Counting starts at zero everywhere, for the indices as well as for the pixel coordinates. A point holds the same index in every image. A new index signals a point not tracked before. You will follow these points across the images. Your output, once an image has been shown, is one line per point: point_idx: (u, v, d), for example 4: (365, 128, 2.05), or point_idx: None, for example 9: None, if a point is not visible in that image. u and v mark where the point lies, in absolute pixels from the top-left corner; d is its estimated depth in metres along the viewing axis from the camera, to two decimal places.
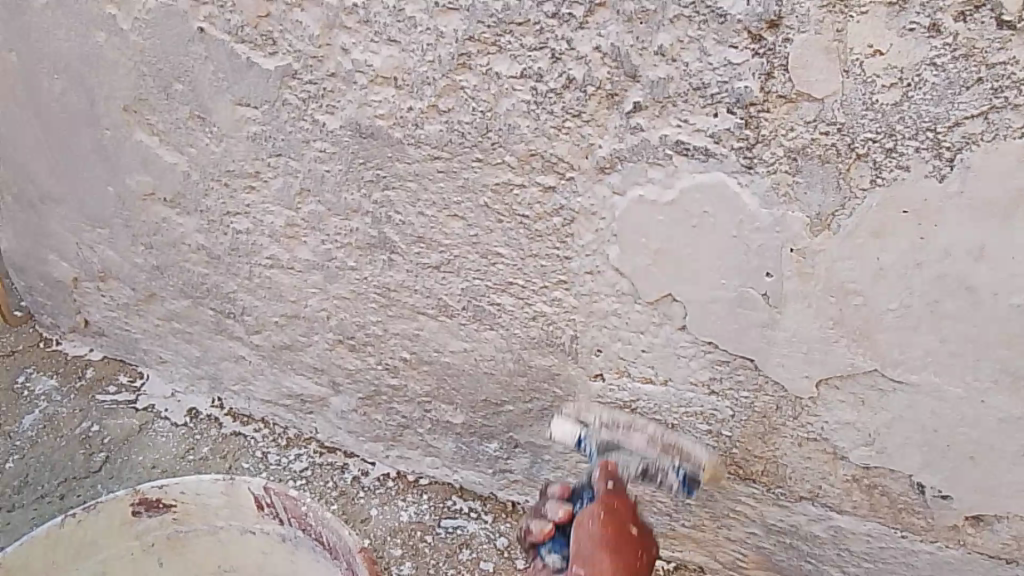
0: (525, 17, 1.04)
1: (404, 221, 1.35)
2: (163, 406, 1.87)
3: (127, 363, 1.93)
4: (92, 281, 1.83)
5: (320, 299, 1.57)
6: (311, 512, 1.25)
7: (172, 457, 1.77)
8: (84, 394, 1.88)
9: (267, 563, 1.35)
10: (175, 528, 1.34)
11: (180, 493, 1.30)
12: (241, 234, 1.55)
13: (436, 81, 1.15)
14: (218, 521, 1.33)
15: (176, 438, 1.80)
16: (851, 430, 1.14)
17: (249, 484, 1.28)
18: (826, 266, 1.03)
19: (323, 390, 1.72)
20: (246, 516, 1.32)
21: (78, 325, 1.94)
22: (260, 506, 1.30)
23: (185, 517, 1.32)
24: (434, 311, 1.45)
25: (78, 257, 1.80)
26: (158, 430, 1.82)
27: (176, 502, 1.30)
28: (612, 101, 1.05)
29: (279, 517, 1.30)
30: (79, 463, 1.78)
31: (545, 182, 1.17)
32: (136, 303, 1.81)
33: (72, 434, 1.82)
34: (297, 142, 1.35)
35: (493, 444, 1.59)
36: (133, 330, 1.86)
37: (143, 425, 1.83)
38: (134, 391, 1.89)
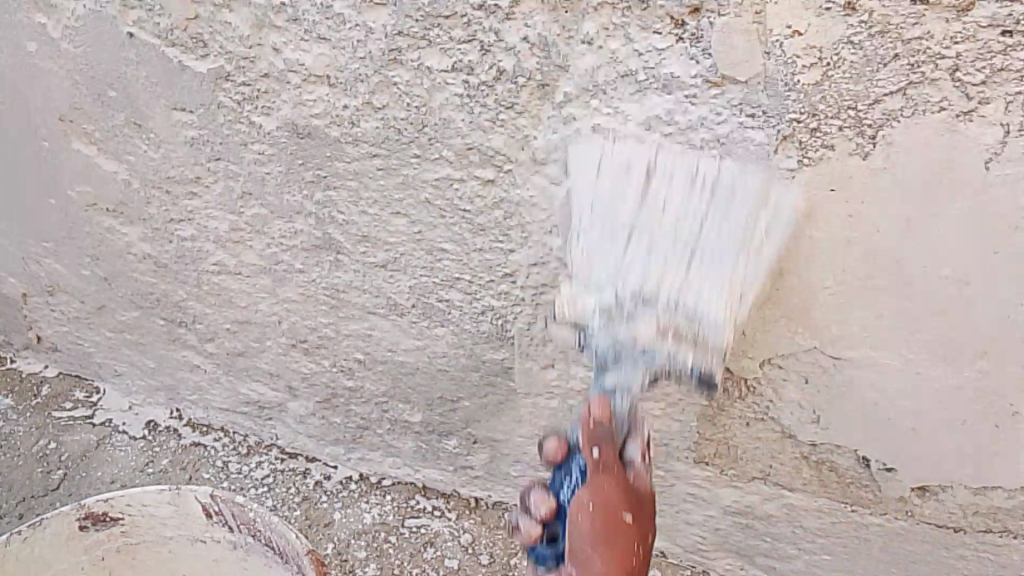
0: (451, 10, 1.04)
1: (348, 220, 1.34)
2: (120, 420, 1.83)
3: (83, 378, 1.89)
4: (40, 297, 1.80)
5: (271, 304, 1.56)
6: (259, 514, 1.25)
7: (132, 471, 1.74)
8: (38, 412, 1.84)
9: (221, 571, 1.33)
10: (124, 541, 1.33)
11: (126, 505, 1.29)
12: (186, 241, 1.54)
13: (369, 78, 1.15)
14: (167, 530, 1.32)
15: (136, 451, 1.77)
16: (796, 409, 1.16)
17: (196, 493, 1.28)
18: None
19: (280, 395, 1.70)
20: (195, 526, 1.31)
21: (30, 342, 1.90)
22: (207, 514, 1.29)
23: (134, 528, 1.31)
24: (384, 310, 1.44)
25: (24, 273, 1.77)
26: (116, 444, 1.79)
27: (122, 514, 1.30)
28: (543, 91, 1.05)
29: (229, 524, 1.29)
30: (37, 481, 1.73)
31: (484, 176, 1.17)
32: (86, 316, 1.78)
33: (29, 451, 1.77)
34: (234, 144, 1.33)
35: (453, 441, 1.59)
36: (85, 342, 1.82)
37: (101, 440, 1.79)
38: (91, 407, 1.85)
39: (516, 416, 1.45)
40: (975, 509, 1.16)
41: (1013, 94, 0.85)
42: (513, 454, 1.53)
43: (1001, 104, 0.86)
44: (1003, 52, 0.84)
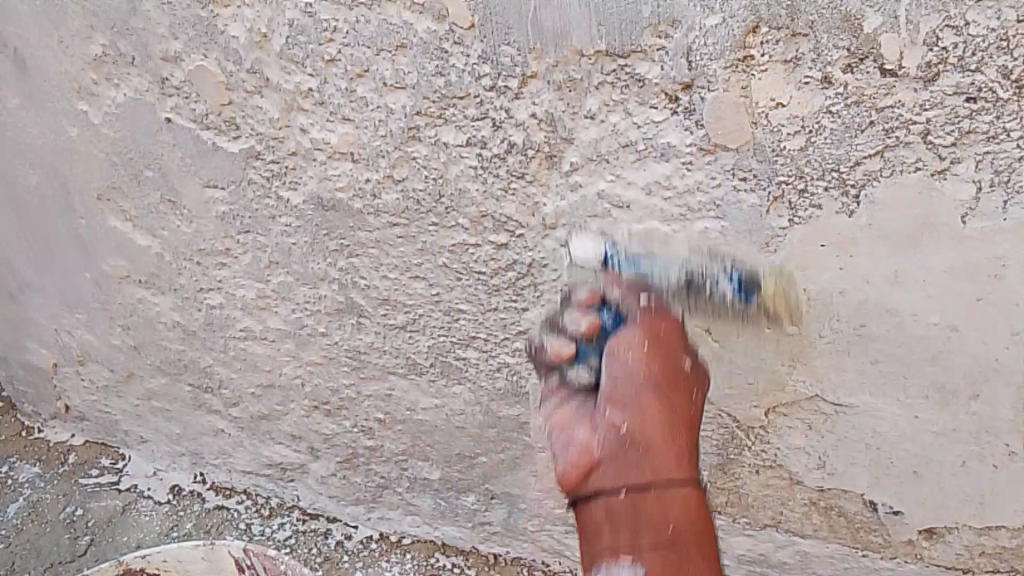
0: (466, 91, 1.13)
1: (368, 285, 1.42)
2: (145, 485, 1.89)
3: (109, 445, 1.95)
4: (71, 366, 1.87)
5: (294, 367, 1.63)
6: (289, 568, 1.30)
7: (156, 535, 1.79)
8: (66, 480, 1.90)
9: None
10: None
11: (163, 561, 1.34)
12: (214, 309, 1.62)
13: (389, 153, 1.24)
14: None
15: (160, 516, 1.83)
16: (802, 455, 1.20)
17: (229, 547, 1.34)
18: (759, 300, 1.10)
19: (302, 457, 1.76)
20: None
21: (59, 411, 1.96)
22: (239, 568, 1.35)
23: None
24: (404, 369, 1.50)
25: (56, 343, 1.85)
26: (141, 509, 1.84)
27: (158, 570, 1.34)
28: (551, 161, 1.14)
29: None
30: (64, 547, 1.78)
31: (498, 240, 1.25)
32: (115, 384, 1.84)
33: (56, 518, 1.83)
34: (262, 217, 1.43)
35: (471, 497, 1.63)
36: (114, 410, 1.89)
37: (126, 505, 1.85)
38: (117, 473, 1.91)
39: (531, 469, 1.50)
40: (981, 550, 1.19)
41: (982, 153, 0.93)
42: (530, 509, 1.57)
43: (972, 163, 0.93)
44: (968, 115, 0.91)
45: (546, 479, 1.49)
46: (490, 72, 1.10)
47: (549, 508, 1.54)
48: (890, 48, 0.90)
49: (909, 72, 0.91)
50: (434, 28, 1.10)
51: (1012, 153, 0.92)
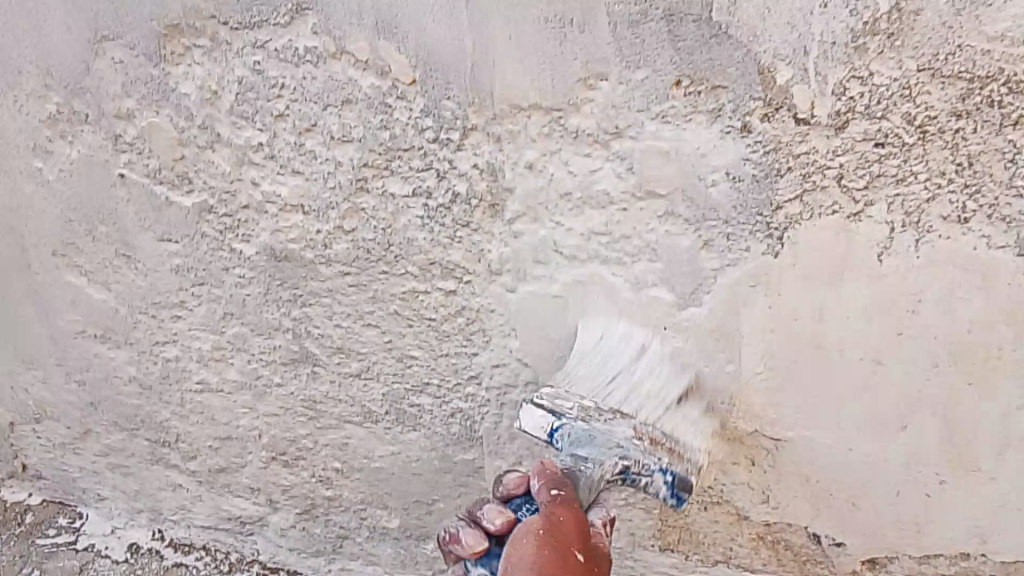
0: (411, 144, 1.17)
1: (322, 334, 1.44)
2: (102, 544, 1.86)
3: (66, 504, 1.91)
4: (27, 424, 1.83)
5: (252, 418, 1.64)
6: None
7: None
8: (22, 539, 1.87)
9: None
10: None
11: None
12: (171, 361, 1.63)
13: (339, 204, 1.28)
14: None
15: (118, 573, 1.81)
16: (747, 490, 1.23)
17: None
18: (694, 339, 1.14)
19: (262, 509, 1.75)
20: None
21: (17, 470, 1.91)
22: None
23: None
24: (359, 417, 1.51)
25: (11, 401, 1.81)
26: (98, 569, 1.82)
27: None
28: (494, 210, 1.18)
29: None
30: None
31: (446, 287, 1.28)
32: (69, 441, 1.82)
33: None
34: (217, 269, 1.45)
35: (430, 544, 1.63)
36: (70, 468, 1.86)
37: (83, 565, 1.83)
38: (74, 533, 1.87)
39: None
40: None
41: (893, 196, 0.96)
42: None
43: (885, 205, 0.97)
44: (878, 160, 0.95)
45: None
46: (432, 125, 1.14)
47: None
48: (802, 99, 0.95)
49: (821, 119, 0.95)
50: (377, 83, 1.15)
51: (920, 195, 0.95)
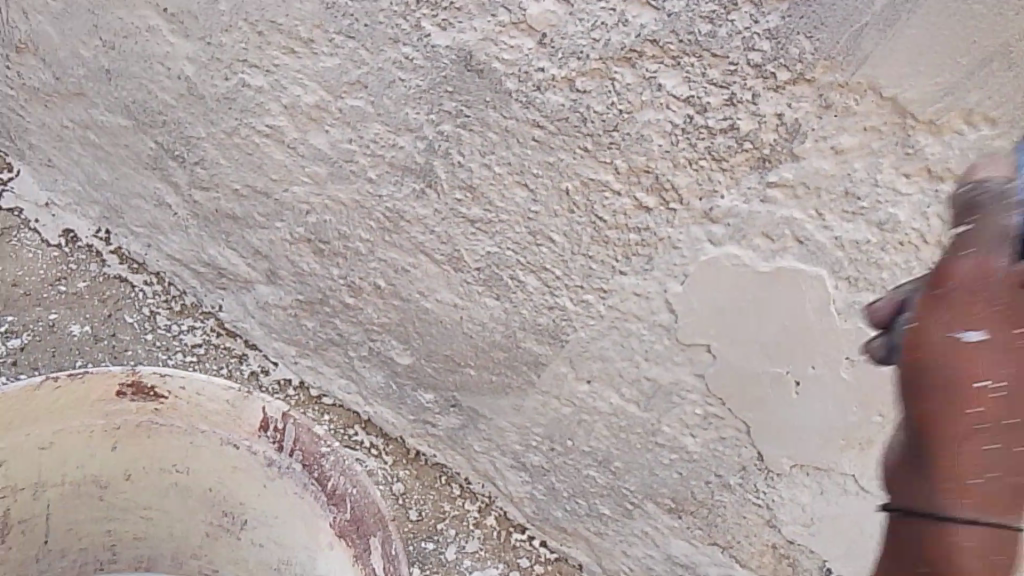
0: (725, 52, 1.00)
1: (461, 164, 1.25)
2: (32, 216, 1.69)
3: None
4: (38, 57, 1.56)
5: (309, 193, 1.42)
6: (333, 454, 1.08)
7: (38, 282, 1.61)
8: None
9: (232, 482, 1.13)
10: (151, 419, 1.10)
11: (180, 387, 1.09)
12: (247, 89, 1.36)
13: (588, 59, 1.07)
14: (202, 423, 1.10)
15: (46, 262, 1.63)
16: (797, 508, 1.26)
17: (265, 402, 1.10)
18: (870, 381, 1.11)
19: (252, 275, 1.58)
20: (238, 430, 1.10)
21: None
22: (261, 428, 1.09)
23: (169, 411, 1.10)
24: (442, 257, 1.36)
25: (24, 22, 1.53)
26: (23, 242, 1.65)
27: (168, 394, 1.09)
28: (759, 164, 1.05)
29: (280, 446, 1.09)
30: None
31: (643, 200, 1.15)
32: (48, 91, 1.59)
33: None
34: (382, 36, 1.20)
35: (428, 395, 1.53)
36: (26, 117, 1.66)
37: (5, 230, 1.65)
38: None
39: (516, 405, 1.45)
40: None
41: None
42: (486, 433, 1.51)
43: None
44: None
45: (524, 418, 1.45)
46: (768, 50, 0.98)
47: (509, 441, 1.49)
48: None
49: None
50: None
51: None
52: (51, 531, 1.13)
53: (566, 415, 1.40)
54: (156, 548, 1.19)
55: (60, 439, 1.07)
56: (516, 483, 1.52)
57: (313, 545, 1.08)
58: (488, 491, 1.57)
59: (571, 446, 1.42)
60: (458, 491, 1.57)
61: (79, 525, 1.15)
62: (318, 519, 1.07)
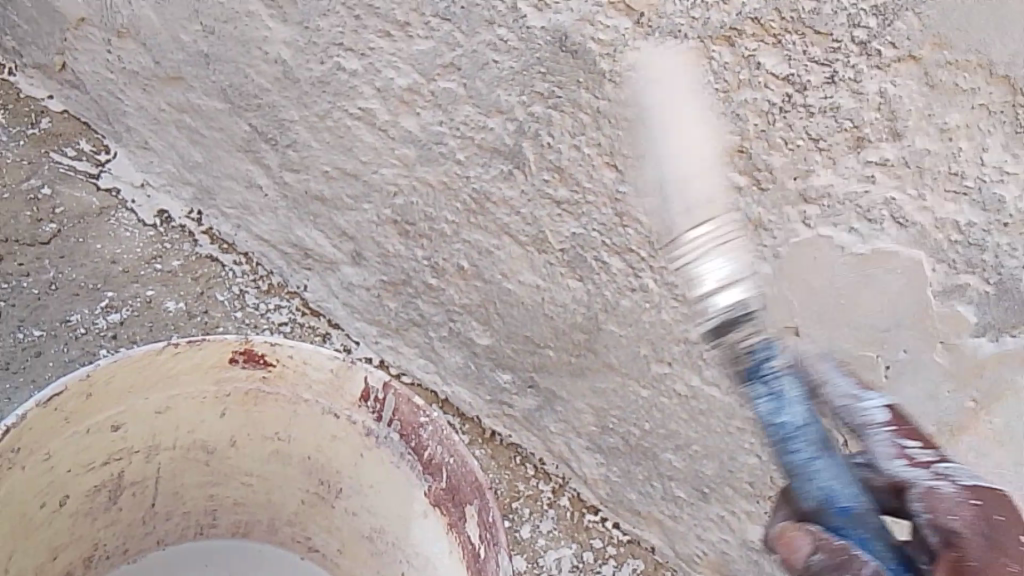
0: (829, 30, 1.00)
1: (550, 145, 1.27)
2: (129, 197, 1.76)
3: (93, 129, 1.81)
4: (138, 42, 1.63)
5: (397, 174, 1.46)
6: (431, 425, 1.10)
7: (137, 259, 1.68)
8: (35, 147, 1.75)
9: (330, 448, 1.18)
10: (259, 386, 1.14)
11: (289, 356, 1.11)
12: (341, 72, 1.40)
13: (686, 38, 1.09)
14: (305, 392, 1.14)
15: (143, 240, 1.71)
16: None
17: (368, 371, 1.12)
18: (963, 363, 1.10)
19: (337, 256, 1.65)
20: (339, 400, 1.14)
21: (78, 58, 1.74)
22: (362, 398, 1.13)
23: (276, 380, 1.13)
24: (526, 238, 1.39)
25: (125, 8, 1.60)
26: (121, 221, 1.72)
27: (277, 362, 1.12)
28: (857, 144, 1.05)
29: (380, 415, 1.12)
30: (25, 224, 1.67)
31: (736, 181, 1.15)
32: (147, 75, 1.66)
33: (18, 187, 1.70)
34: (477, 17, 1.22)
35: (506, 376, 1.58)
36: (124, 100, 1.73)
37: (103, 209, 1.72)
38: (98, 167, 1.77)
39: (594, 386, 1.47)
40: None
41: None
42: (563, 415, 1.55)
43: None
44: None
45: (601, 399, 1.48)
46: (873, 27, 0.98)
47: (584, 422, 1.53)
48: None
49: None
50: None
51: None
52: (159, 489, 1.19)
53: (644, 397, 1.42)
54: (253, 514, 1.24)
55: (174, 403, 1.12)
56: (590, 464, 1.56)
57: (407, 508, 1.14)
58: (562, 473, 1.61)
59: (649, 429, 1.44)
60: (532, 472, 1.62)
61: (182, 487, 1.21)
62: (414, 486, 1.12)
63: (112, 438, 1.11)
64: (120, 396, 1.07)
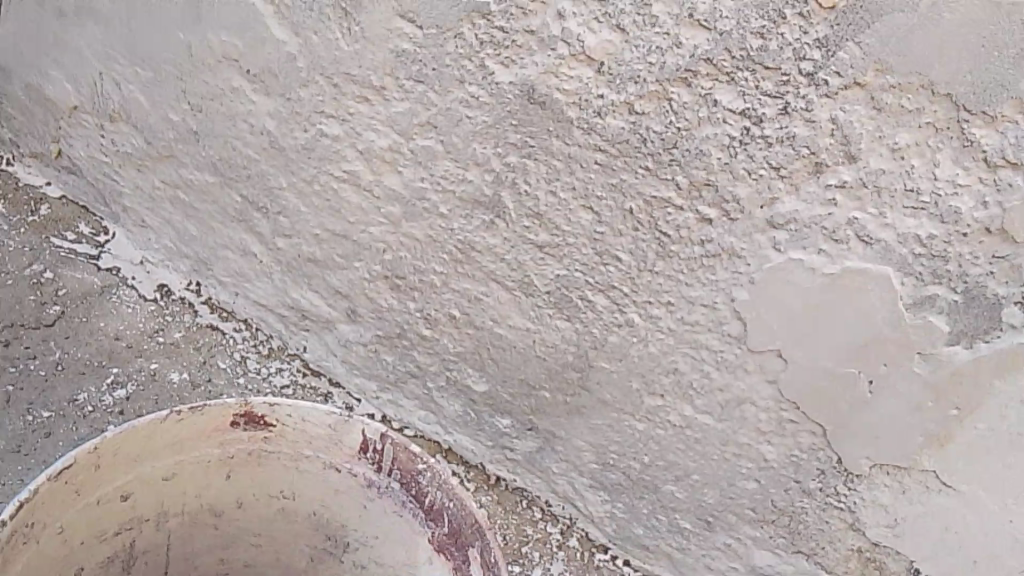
0: (777, 64, 1.05)
1: (528, 193, 1.32)
2: (130, 274, 1.81)
3: (90, 212, 1.87)
4: (131, 124, 1.70)
5: (384, 231, 1.51)
6: (429, 471, 1.14)
7: (140, 334, 1.73)
8: (38, 233, 1.82)
9: (333, 501, 1.20)
10: (261, 446, 1.18)
11: (288, 414, 1.16)
12: (325, 138, 1.47)
13: (645, 82, 1.14)
14: (307, 449, 1.18)
15: (145, 315, 1.76)
16: (879, 510, 1.28)
17: (364, 425, 1.16)
18: (942, 374, 1.13)
19: (333, 315, 1.69)
20: (338, 453, 1.18)
21: (74, 145, 1.82)
22: (361, 450, 1.17)
23: (276, 438, 1.17)
24: (511, 284, 1.43)
25: (117, 93, 1.68)
26: (122, 299, 1.77)
27: (278, 421, 1.16)
28: (816, 169, 1.10)
29: (379, 465, 1.16)
30: (30, 308, 1.72)
31: (704, 213, 1.20)
32: (141, 155, 1.73)
33: (21, 274, 1.75)
34: (448, 77, 1.29)
35: (505, 421, 1.60)
36: (120, 181, 1.80)
37: (105, 288, 1.78)
38: (97, 249, 1.83)
39: (591, 424, 1.50)
40: None
41: None
42: (563, 455, 1.56)
43: None
44: None
45: (599, 436, 1.50)
46: (818, 58, 1.03)
47: (585, 461, 1.54)
48: None
49: None
50: None
51: None
52: (171, 558, 1.21)
53: (640, 431, 1.45)
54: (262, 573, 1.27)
55: (180, 469, 1.15)
56: (594, 503, 1.57)
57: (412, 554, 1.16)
58: (569, 514, 1.61)
59: (648, 462, 1.47)
60: (539, 515, 1.62)
61: (193, 552, 1.23)
62: (417, 535, 1.15)
63: (122, 508, 1.13)
64: (129, 465, 1.10)
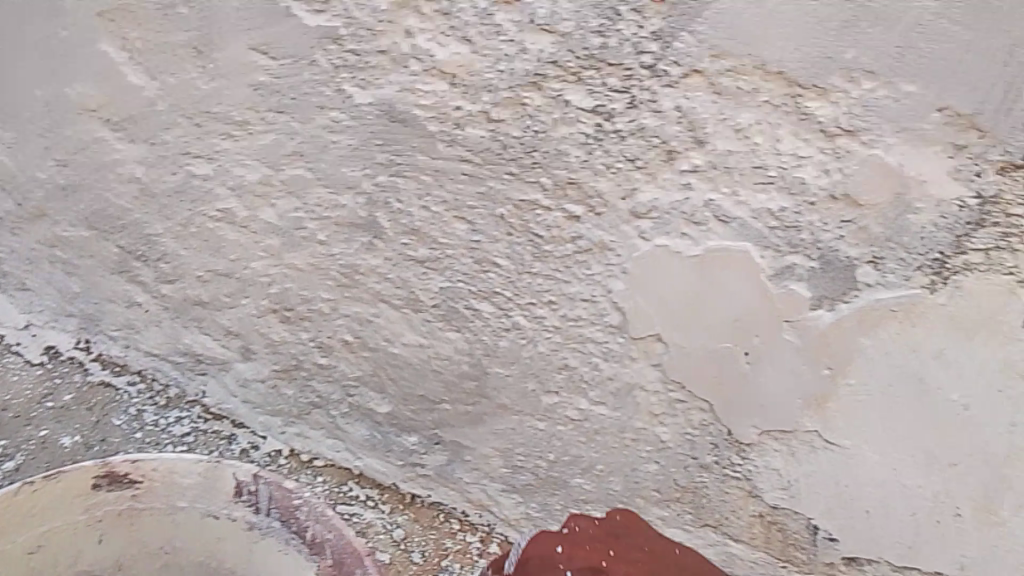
0: (619, 60, 1.09)
1: (402, 210, 1.34)
2: (15, 340, 1.77)
3: None
4: None
5: (267, 265, 1.50)
6: (307, 505, 1.12)
7: (27, 401, 1.68)
8: None
9: (218, 552, 1.16)
10: (132, 505, 1.16)
11: (154, 467, 1.15)
12: (195, 178, 1.45)
13: (498, 90, 1.17)
14: (180, 500, 1.15)
15: (31, 381, 1.72)
16: (773, 475, 1.36)
17: (235, 468, 1.15)
18: (809, 340, 1.19)
19: (228, 355, 1.68)
20: (216, 500, 1.15)
21: None
22: (236, 494, 1.14)
23: (147, 494, 1.15)
24: (399, 302, 1.44)
25: None
26: (8, 366, 1.73)
27: (145, 477, 1.15)
28: (669, 157, 1.14)
29: (257, 506, 1.13)
30: None
31: (572, 211, 1.24)
32: (9, 218, 1.67)
33: None
34: (308, 104, 1.29)
35: (412, 438, 1.62)
36: None
37: None
38: None
39: (494, 429, 1.53)
40: None
41: None
42: (473, 463, 1.60)
43: None
44: None
45: (504, 440, 1.54)
46: (656, 51, 1.07)
47: (495, 465, 1.59)
48: None
49: None
50: None
51: None
52: None
53: (543, 429, 1.49)
54: None
55: (48, 539, 1.13)
56: (511, 505, 1.62)
57: None
58: (486, 520, 1.66)
59: (554, 458, 1.52)
60: (458, 526, 1.67)
61: None
62: (303, 572, 1.09)
63: None
64: None
